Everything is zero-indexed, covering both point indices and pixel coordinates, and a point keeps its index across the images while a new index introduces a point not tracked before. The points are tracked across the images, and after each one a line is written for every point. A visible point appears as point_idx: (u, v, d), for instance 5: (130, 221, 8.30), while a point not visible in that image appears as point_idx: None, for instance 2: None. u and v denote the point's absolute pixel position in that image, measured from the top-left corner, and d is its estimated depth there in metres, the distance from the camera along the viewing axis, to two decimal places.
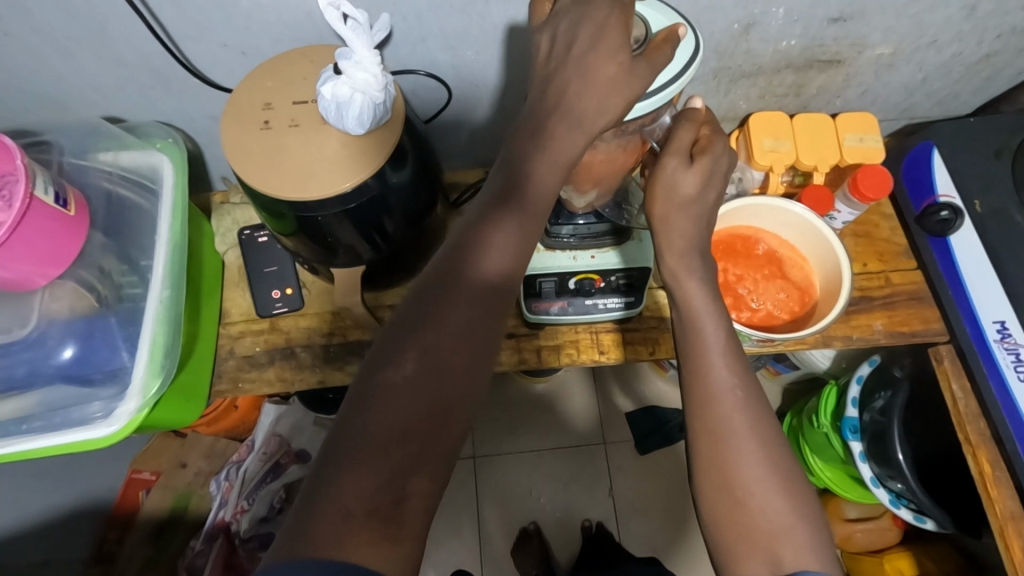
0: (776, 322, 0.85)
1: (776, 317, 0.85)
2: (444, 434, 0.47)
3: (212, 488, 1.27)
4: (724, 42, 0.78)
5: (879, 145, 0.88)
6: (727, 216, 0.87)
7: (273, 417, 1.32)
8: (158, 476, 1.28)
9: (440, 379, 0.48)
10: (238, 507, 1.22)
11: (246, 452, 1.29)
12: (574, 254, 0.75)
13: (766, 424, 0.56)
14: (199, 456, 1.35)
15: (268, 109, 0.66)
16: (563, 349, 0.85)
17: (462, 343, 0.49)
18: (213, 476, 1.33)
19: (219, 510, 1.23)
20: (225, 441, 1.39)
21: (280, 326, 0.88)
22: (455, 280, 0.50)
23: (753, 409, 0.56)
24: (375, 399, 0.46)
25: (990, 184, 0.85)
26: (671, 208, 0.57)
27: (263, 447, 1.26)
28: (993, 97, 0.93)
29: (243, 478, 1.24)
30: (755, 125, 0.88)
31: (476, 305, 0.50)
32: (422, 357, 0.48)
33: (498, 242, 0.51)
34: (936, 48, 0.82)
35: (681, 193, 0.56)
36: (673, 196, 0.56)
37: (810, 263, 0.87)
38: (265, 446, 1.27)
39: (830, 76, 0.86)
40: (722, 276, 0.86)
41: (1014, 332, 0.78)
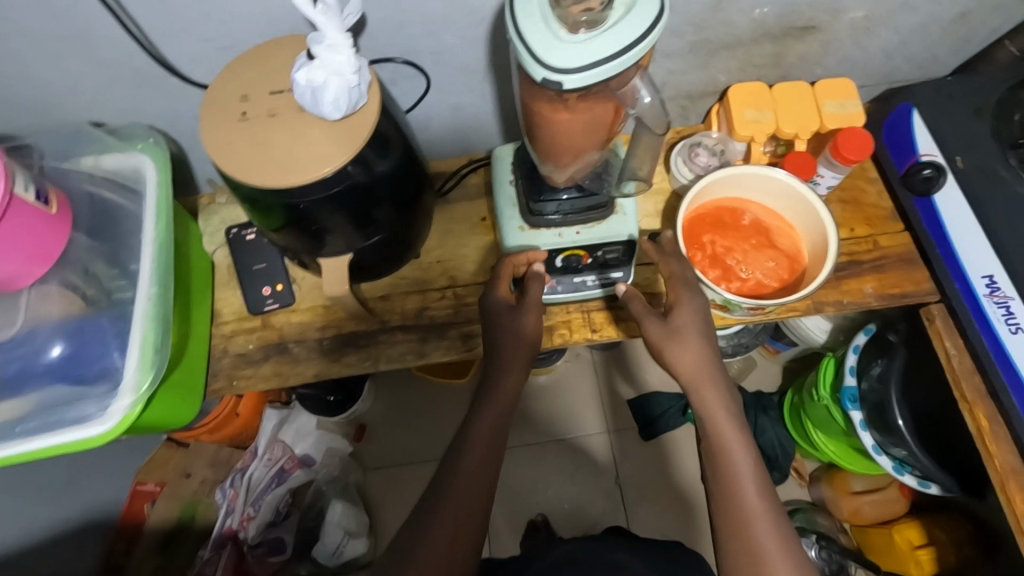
0: (767, 290, 0.85)
1: (766, 286, 0.85)
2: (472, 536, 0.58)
3: (218, 497, 1.32)
4: (698, 14, 0.78)
5: (859, 109, 0.87)
6: (711, 188, 0.86)
7: (275, 423, 1.38)
8: (163, 486, 1.30)
9: (466, 492, 0.59)
10: (245, 514, 1.29)
11: (250, 458, 1.35)
12: (559, 231, 0.74)
13: (796, 547, 0.59)
14: (203, 465, 1.37)
15: (245, 100, 0.66)
16: (555, 330, 0.87)
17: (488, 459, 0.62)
18: (218, 485, 1.36)
19: (226, 517, 1.28)
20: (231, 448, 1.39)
21: (272, 322, 0.88)
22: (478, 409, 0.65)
23: (785, 535, 0.59)
24: (419, 515, 0.59)
25: (971, 142, 0.83)
26: (677, 343, 0.66)
27: (269, 453, 1.33)
28: (972, 56, 0.93)
29: (249, 484, 1.31)
30: (734, 97, 0.88)
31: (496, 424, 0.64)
32: (451, 486, 0.60)
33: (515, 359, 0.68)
34: (910, 9, 0.82)
35: (679, 333, 0.67)
36: (677, 333, 0.67)
37: (797, 230, 0.87)
38: (270, 452, 1.34)
39: (808, 43, 0.86)
40: (711, 249, 0.86)
41: (1002, 286, 0.78)
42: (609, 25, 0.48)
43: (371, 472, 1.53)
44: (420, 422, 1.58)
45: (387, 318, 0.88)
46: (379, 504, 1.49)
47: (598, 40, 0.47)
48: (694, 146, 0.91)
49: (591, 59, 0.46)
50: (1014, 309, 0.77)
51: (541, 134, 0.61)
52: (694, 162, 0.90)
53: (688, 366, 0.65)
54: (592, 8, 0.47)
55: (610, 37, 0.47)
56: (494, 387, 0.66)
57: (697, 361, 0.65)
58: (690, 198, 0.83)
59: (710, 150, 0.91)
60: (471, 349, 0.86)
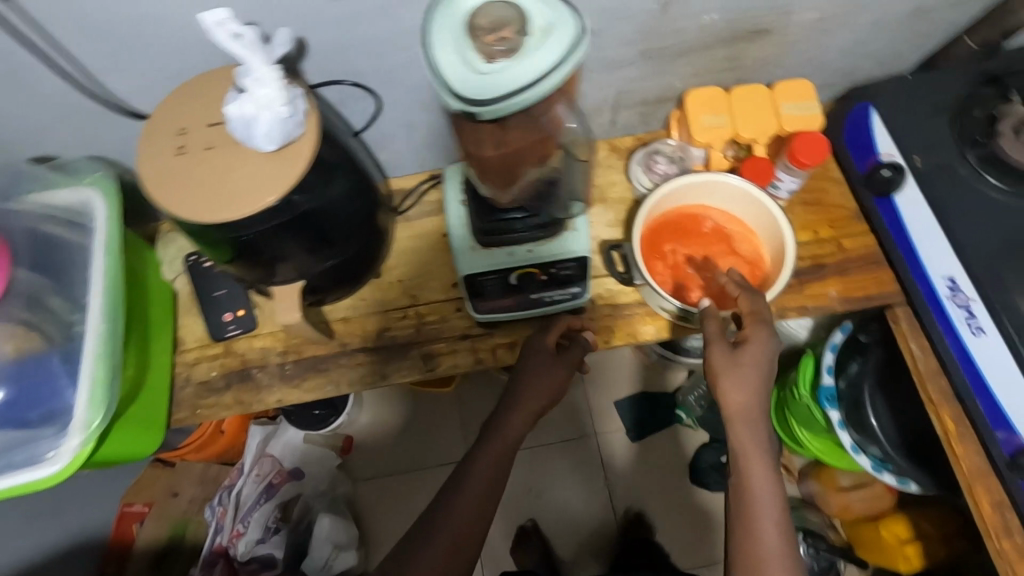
0: None
1: None
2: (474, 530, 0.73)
3: (207, 515, 1.34)
4: (645, 23, 0.76)
5: (817, 112, 0.86)
6: (669, 198, 0.85)
7: (260, 439, 1.40)
8: (152, 507, 1.29)
9: (469, 496, 0.74)
10: (234, 531, 1.29)
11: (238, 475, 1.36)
12: (509, 250, 0.73)
13: None
14: (191, 483, 1.38)
15: (183, 134, 0.66)
16: (517, 347, 0.86)
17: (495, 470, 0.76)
18: (207, 503, 1.38)
19: (217, 535, 1.29)
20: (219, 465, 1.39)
21: (234, 349, 0.88)
22: (496, 430, 0.79)
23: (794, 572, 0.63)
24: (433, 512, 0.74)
25: (930, 144, 0.81)
26: (731, 375, 0.68)
27: (257, 469, 1.35)
28: (934, 51, 0.91)
29: (236, 502, 1.31)
30: (691, 104, 0.87)
31: (508, 442, 0.78)
32: (458, 493, 0.74)
33: (540, 386, 0.79)
34: (865, 9, 0.80)
35: (739, 367, 0.68)
36: (736, 368, 0.68)
37: (758, 235, 0.86)
38: (259, 467, 1.35)
39: (763, 47, 0.84)
40: (672, 258, 0.85)
41: (963, 288, 0.76)
42: (524, 51, 0.47)
43: (364, 482, 1.53)
44: (409, 432, 1.58)
45: (347, 341, 0.88)
46: (370, 513, 1.51)
47: (512, 68, 0.46)
48: (652, 154, 0.90)
49: (505, 88, 0.46)
50: (975, 311, 0.75)
51: (473, 161, 0.62)
52: (653, 170, 0.90)
53: (734, 399, 0.68)
54: (504, 37, 0.46)
55: (527, 67, 0.46)
56: (512, 408, 0.79)
57: (746, 398, 0.68)
58: (646, 210, 0.82)
59: (669, 158, 0.90)
60: (433, 370, 0.86)
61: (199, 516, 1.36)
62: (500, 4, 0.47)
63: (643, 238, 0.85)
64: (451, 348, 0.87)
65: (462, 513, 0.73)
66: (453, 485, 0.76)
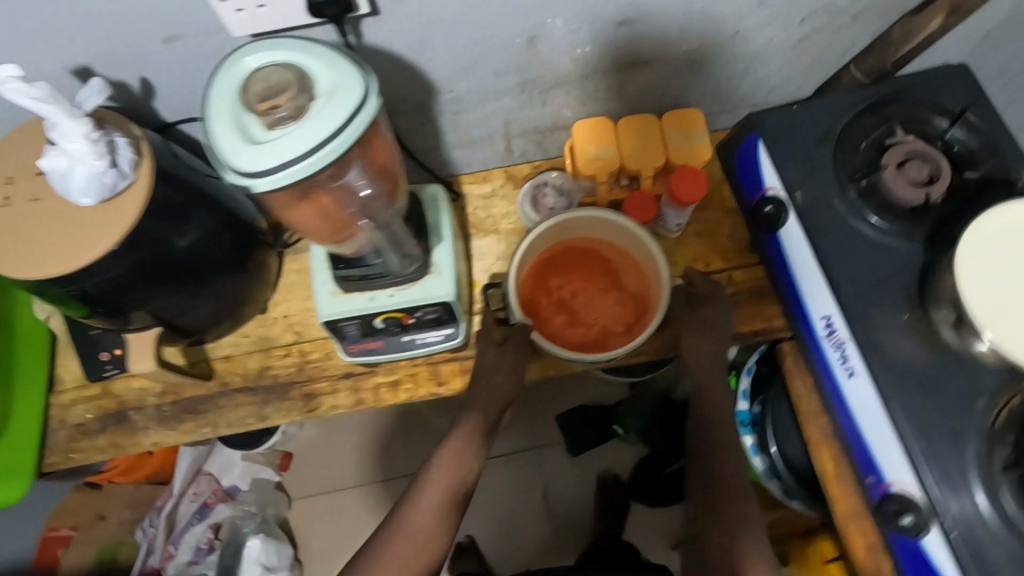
0: (612, 336, 0.83)
1: (611, 331, 0.83)
2: (441, 520, 0.67)
3: (138, 537, 1.31)
4: (514, 56, 0.74)
5: (704, 142, 0.84)
6: (552, 233, 0.84)
7: (193, 459, 1.35)
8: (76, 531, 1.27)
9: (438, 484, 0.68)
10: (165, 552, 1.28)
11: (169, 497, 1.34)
12: (371, 294, 0.71)
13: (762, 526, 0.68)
14: (119, 507, 1.33)
15: (10, 184, 0.64)
16: (399, 386, 0.84)
17: (462, 459, 0.70)
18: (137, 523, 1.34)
19: (147, 557, 1.29)
20: (150, 487, 1.36)
21: (111, 389, 0.86)
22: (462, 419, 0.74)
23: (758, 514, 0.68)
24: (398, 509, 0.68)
25: (810, 176, 0.79)
26: (692, 322, 0.79)
27: (194, 490, 1.33)
28: (828, 76, 0.88)
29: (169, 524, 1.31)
30: (577, 134, 0.85)
31: (477, 432, 0.73)
32: (425, 486, 0.68)
33: (505, 363, 0.77)
34: (743, 39, 0.78)
35: (700, 322, 0.79)
36: (693, 321, 0.79)
37: (644, 269, 0.83)
38: (195, 488, 1.34)
39: (646, 76, 0.82)
40: (557, 294, 0.84)
41: (838, 328, 0.74)
42: (306, 116, 0.44)
43: (300, 501, 1.42)
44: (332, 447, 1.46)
45: (227, 381, 0.86)
46: (305, 536, 1.40)
47: (292, 135, 0.44)
48: (540, 187, 0.89)
49: (288, 156, 0.43)
50: (849, 352, 0.73)
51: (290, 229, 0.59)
52: (540, 203, 0.88)
53: (700, 347, 0.78)
54: (282, 104, 0.44)
55: (309, 129, 0.44)
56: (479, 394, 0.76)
57: (711, 344, 0.78)
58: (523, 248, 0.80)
59: (557, 190, 0.89)
60: (313, 411, 0.84)
61: (132, 537, 1.33)
62: (271, 68, 0.44)
63: (527, 275, 0.84)
64: (332, 388, 0.85)
65: (428, 506, 0.67)
66: (417, 481, 0.70)
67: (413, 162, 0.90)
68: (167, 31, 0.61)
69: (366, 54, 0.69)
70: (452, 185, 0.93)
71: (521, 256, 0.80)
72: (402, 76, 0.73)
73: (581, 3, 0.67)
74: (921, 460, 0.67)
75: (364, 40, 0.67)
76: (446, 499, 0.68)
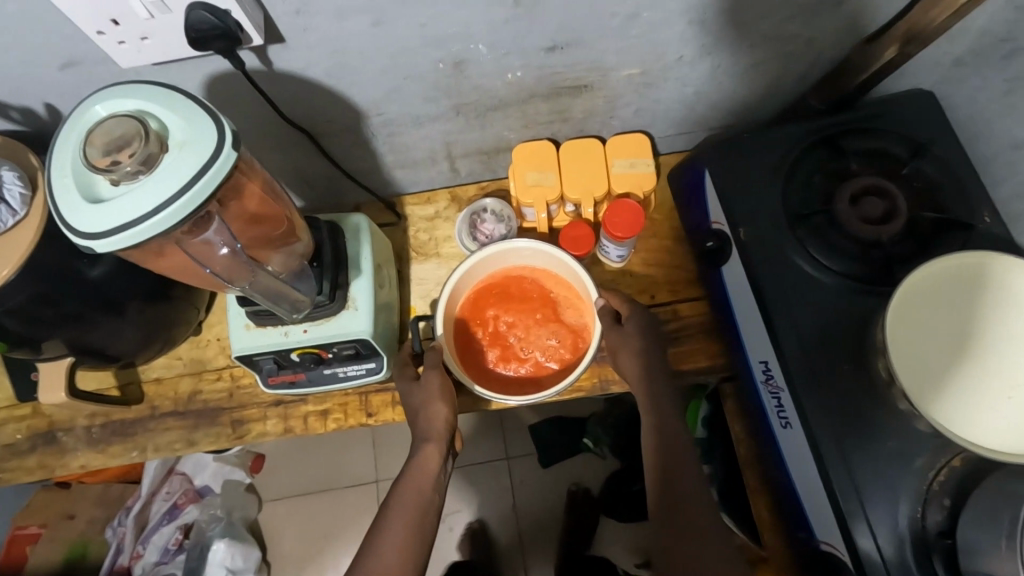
0: (545, 372, 0.79)
1: (545, 367, 0.79)
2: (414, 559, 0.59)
3: (109, 536, 1.24)
4: (441, 81, 0.70)
5: (649, 171, 0.83)
6: (490, 261, 0.80)
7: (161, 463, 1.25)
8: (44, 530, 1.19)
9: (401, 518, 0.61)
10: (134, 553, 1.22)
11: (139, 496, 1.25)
12: (286, 329, 0.69)
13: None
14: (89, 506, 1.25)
15: None
16: (328, 415, 0.82)
17: (420, 489, 0.64)
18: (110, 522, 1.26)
19: (116, 556, 1.21)
20: (120, 486, 1.28)
21: (42, 410, 0.85)
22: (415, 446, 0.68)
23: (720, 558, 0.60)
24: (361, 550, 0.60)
25: (756, 210, 0.74)
26: (619, 346, 0.74)
27: (166, 488, 1.26)
28: (788, 100, 0.83)
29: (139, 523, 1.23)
30: (517, 160, 0.83)
31: (429, 459, 0.66)
32: (384, 522, 0.61)
33: (433, 383, 0.71)
34: (688, 64, 0.73)
35: (624, 342, 0.74)
36: (623, 343, 0.74)
37: (586, 302, 0.79)
38: (168, 486, 1.27)
39: (589, 100, 0.78)
40: (492, 326, 0.80)
41: (775, 375, 0.70)
42: (155, 171, 0.42)
43: (271, 503, 1.39)
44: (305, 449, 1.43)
45: (157, 405, 0.84)
46: (276, 538, 1.37)
47: (138, 192, 0.41)
48: (478, 213, 0.87)
49: (130, 214, 0.41)
50: (784, 401, 0.69)
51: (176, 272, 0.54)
52: (479, 229, 0.86)
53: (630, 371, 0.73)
54: (127, 158, 0.41)
55: (148, 187, 0.41)
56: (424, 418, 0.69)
57: (647, 365, 0.73)
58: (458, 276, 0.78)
59: (496, 215, 0.86)
60: (241, 438, 0.83)
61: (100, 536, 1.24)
62: (115, 120, 0.42)
63: (462, 303, 0.81)
64: (262, 415, 0.83)
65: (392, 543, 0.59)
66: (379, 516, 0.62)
67: (352, 182, 0.87)
68: (59, 59, 0.58)
69: (279, 80, 0.65)
70: (395, 205, 0.90)
71: (453, 282, 0.78)
72: (324, 101, 0.70)
73: (505, 30, 0.63)
74: (848, 516, 0.62)
75: (275, 67, 0.63)
76: (411, 534, 0.60)
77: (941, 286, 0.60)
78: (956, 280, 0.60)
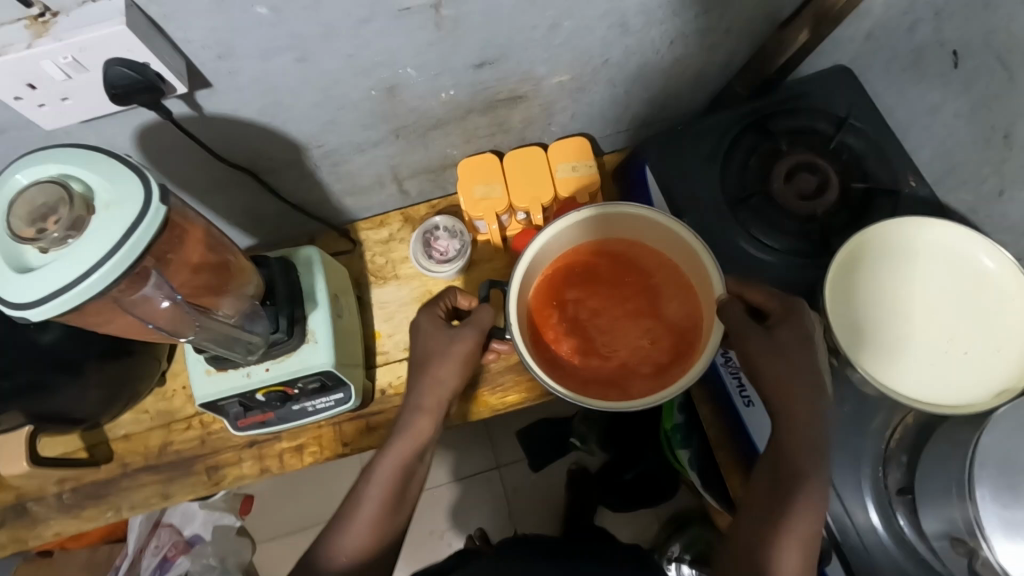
0: (633, 379, 0.62)
1: (633, 372, 0.62)
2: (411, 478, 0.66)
3: None
4: (377, 108, 0.70)
5: (591, 171, 0.85)
6: (579, 231, 0.65)
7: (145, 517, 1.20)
8: None
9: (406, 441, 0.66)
10: None
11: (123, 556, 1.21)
12: (246, 371, 0.68)
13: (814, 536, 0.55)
14: None
15: None
16: (304, 450, 0.82)
17: (426, 418, 0.67)
18: None
19: None
20: (106, 546, 1.24)
21: (9, 482, 0.82)
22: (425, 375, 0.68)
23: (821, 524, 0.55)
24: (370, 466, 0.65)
25: (697, 198, 0.76)
26: (766, 351, 0.58)
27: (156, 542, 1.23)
28: (717, 89, 0.86)
29: None
30: (462, 174, 0.84)
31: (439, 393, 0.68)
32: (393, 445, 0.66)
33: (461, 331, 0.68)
34: (615, 65, 0.75)
35: (770, 348, 0.58)
36: (770, 350, 0.58)
37: (696, 294, 0.63)
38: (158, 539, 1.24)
39: (525, 109, 0.79)
40: (570, 312, 0.65)
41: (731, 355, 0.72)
42: (86, 233, 0.42)
43: (265, 544, 1.35)
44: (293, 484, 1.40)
45: (128, 462, 0.83)
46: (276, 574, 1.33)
47: (71, 254, 0.41)
48: (431, 231, 0.88)
49: (67, 275, 0.41)
50: None
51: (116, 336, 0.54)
52: (434, 246, 0.87)
53: (779, 380, 0.58)
54: (55, 222, 0.42)
55: (78, 250, 0.41)
56: (438, 357, 0.68)
57: (792, 376, 0.58)
58: (535, 251, 0.64)
59: (449, 231, 0.87)
60: (218, 484, 0.82)
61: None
62: (38, 189, 0.43)
63: (537, 286, 0.66)
64: (236, 458, 0.82)
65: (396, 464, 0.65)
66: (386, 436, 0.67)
67: (303, 213, 0.87)
68: None
69: (212, 123, 0.65)
70: (349, 232, 0.90)
71: (534, 254, 0.64)
72: (261, 138, 0.70)
73: (431, 52, 0.64)
74: None
75: (206, 112, 0.63)
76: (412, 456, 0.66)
77: (889, 250, 0.64)
78: (902, 250, 0.63)
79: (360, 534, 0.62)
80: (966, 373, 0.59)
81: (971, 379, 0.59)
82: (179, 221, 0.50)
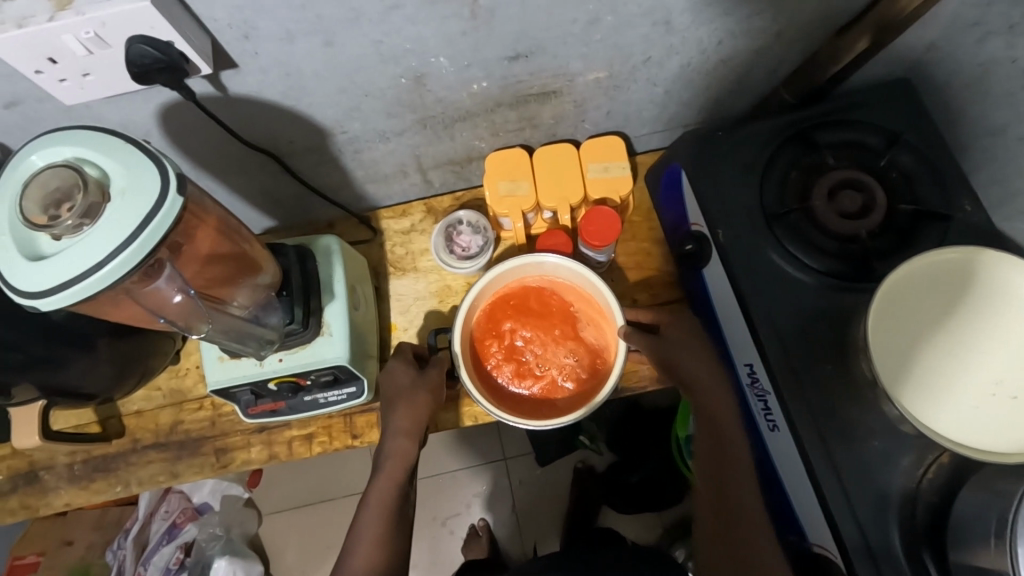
0: (559, 393, 0.72)
1: (559, 387, 0.73)
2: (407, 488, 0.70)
3: (109, 559, 1.20)
4: (404, 97, 0.67)
5: (623, 173, 0.81)
6: (510, 273, 0.75)
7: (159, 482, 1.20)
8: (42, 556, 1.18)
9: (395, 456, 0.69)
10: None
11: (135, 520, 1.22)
12: (259, 360, 0.67)
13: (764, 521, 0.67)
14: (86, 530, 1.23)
15: None
16: (312, 439, 0.81)
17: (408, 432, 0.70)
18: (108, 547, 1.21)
19: None
20: (116, 509, 1.26)
21: (21, 449, 0.83)
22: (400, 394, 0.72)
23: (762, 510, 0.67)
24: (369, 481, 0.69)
25: (732, 209, 0.72)
26: (671, 349, 0.73)
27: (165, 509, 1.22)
28: (760, 94, 0.81)
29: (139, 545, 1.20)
30: (489, 169, 0.81)
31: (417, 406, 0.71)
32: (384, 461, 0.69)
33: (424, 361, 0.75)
34: (656, 64, 0.71)
35: (672, 345, 0.73)
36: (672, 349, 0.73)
37: (609, 322, 0.73)
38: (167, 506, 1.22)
39: (557, 105, 0.76)
40: (509, 340, 0.74)
41: (759, 377, 0.68)
42: (101, 221, 0.40)
43: (271, 517, 1.33)
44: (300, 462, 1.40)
45: (138, 438, 0.83)
46: (280, 551, 1.31)
47: (86, 242, 0.39)
48: (453, 225, 0.85)
49: (82, 265, 0.39)
50: (770, 404, 0.68)
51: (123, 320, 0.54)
52: (455, 241, 0.85)
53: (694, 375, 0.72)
54: (71, 207, 0.40)
55: (92, 239, 0.39)
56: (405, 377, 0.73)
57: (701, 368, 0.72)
58: (475, 290, 0.73)
59: (472, 227, 0.85)
60: (226, 467, 0.82)
61: (103, 559, 1.21)
62: (53, 173, 0.41)
63: (477, 319, 0.75)
64: (246, 442, 0.82)
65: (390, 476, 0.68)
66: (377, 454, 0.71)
67: (323, 199, 0.85)
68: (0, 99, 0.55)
69: (233, 104, 0.63)
70: (369, 220, 0.88)
71: (475, 293, 0.73)
72: (283, 121, 0.67)
73: (463, 42, 0.60)
74: (837, 518, 0.61)
75: (229, 93, 0.61)
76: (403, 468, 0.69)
77: (951, 270, 0.60)
78: (960, 275, 0.60)
79: (366, 554, 0.64)
80: (999, 409, 0.57)
81: (1008, 414, 0.57)
82: (195, 213, 0.49)
